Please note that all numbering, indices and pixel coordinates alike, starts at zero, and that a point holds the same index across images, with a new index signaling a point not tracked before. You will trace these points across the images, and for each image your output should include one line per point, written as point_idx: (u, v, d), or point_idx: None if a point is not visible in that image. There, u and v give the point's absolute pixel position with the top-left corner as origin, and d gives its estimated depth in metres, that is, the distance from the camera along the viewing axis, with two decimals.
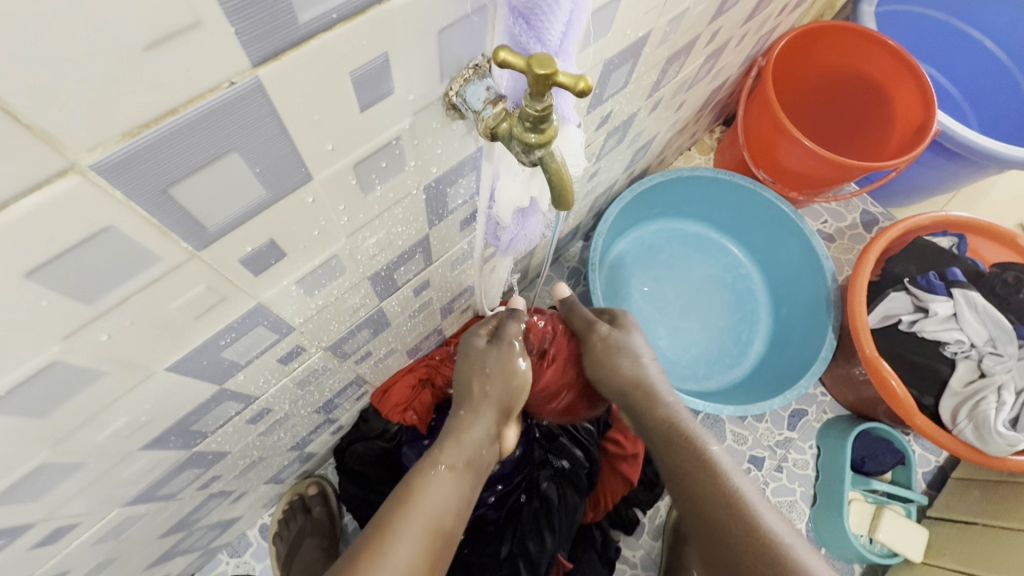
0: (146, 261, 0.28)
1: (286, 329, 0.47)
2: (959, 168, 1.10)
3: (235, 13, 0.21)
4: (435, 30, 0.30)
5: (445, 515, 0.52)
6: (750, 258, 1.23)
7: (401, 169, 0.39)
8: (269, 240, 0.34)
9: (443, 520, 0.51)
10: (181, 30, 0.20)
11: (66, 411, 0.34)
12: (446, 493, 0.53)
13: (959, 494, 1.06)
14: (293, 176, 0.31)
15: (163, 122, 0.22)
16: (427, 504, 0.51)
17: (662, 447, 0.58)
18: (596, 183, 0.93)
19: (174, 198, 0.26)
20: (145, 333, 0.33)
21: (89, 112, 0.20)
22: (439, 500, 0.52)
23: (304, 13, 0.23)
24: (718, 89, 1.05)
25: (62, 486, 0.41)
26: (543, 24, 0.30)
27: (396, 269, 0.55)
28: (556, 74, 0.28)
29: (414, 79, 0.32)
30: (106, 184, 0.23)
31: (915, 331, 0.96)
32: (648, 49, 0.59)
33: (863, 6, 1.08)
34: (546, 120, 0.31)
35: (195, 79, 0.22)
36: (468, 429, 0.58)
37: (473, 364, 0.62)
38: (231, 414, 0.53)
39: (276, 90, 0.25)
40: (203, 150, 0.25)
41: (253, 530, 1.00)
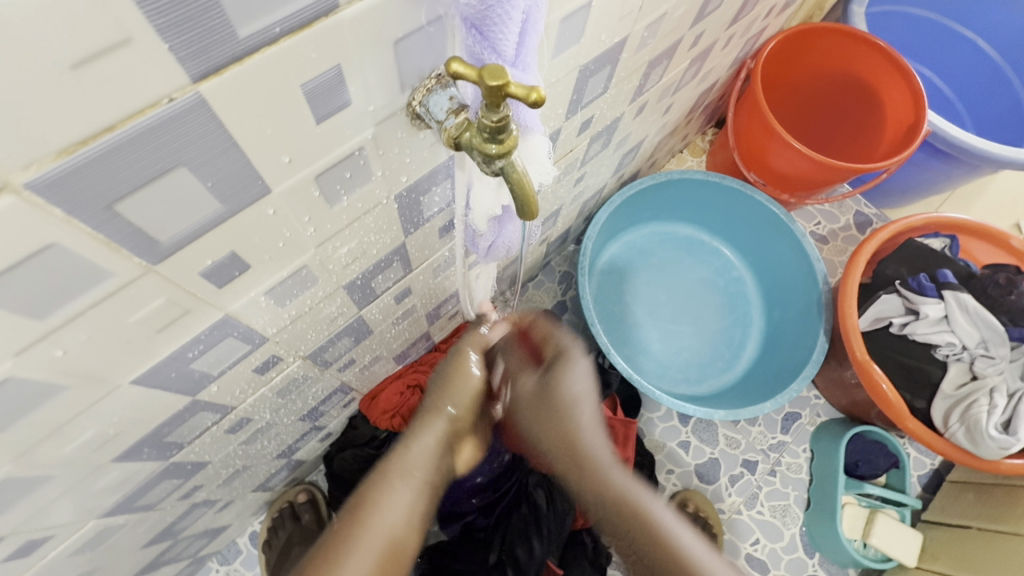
0: (97, 276, 0.28)
1: (259, 339, 0.47)
2: (951, 168, 1.09)
3: (166, 29, 0.21)
4: (391, 41, 0.30)
5: (400, 530, 0.46)
6: (743, 261, 1.23)
7: (369, 179, 0.39)
8: (230, 252, 0.34)
9: (397, 534, 0.46)
10: (109, 48, 0.20)
11: (26, 425, 0.34)
12: (398, 507, 0.47)
13: (953, 497, 1.05)
14: (250, 188, 0.31)
15: (100, 139, 0.22)
16: (381, 521, 0.46)
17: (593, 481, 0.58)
18: (583, 187, 0.93)
19: (120, 214, 0.26)
20: (104, 347, 0.33)
21: (19, 131, 0.20)
22: (390, 516, 0.46)
23: (243, 27, 0.23)
24: (707, 92, 1.05)
25: (31, 499, 0.41)
26: (496, 34, 0.29)
27: (373, 277, 0.54)
28: (509, 85, 0.28)
29: (372, 89, 0.32)
30: (44, 202, 0.23)
31: (907, 333, 0.96)
32: (626, 54, 0.59)
33: (852, 7, 1.08)
34: (505, 131, 0.31)
35: (130, 96, 0.22)
36: (415, 442, 0.48)
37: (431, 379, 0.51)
38: (208, 424, 0.53)
39: (222, 105, 0.25)
40: (148, 165, 0.25)
41: (243, 538, 1.00)
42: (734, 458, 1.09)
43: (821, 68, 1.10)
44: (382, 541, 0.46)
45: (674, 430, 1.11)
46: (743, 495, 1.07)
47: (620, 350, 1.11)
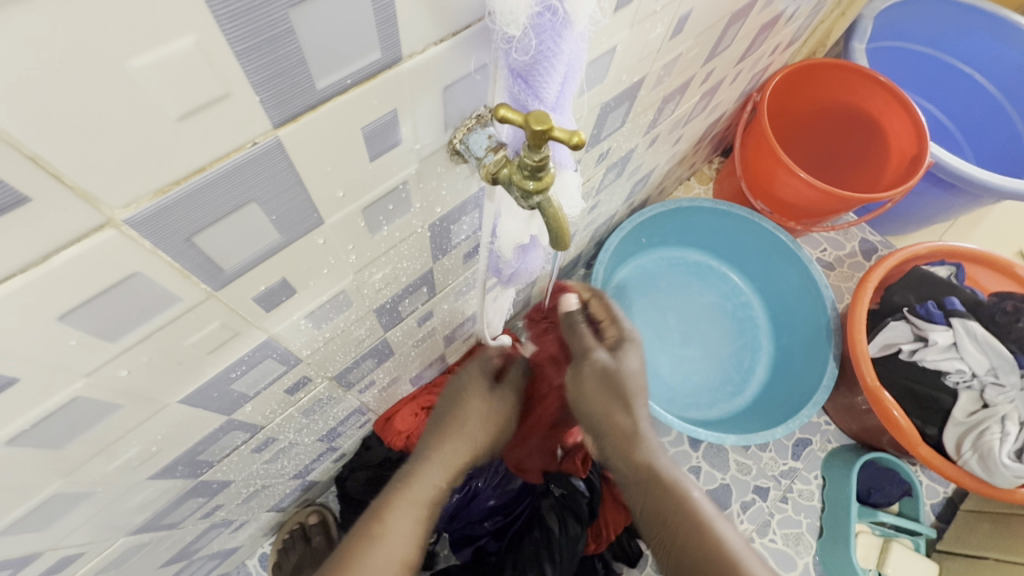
0: (167, 301, 0.30)
1: (294, 360, 0.49)
2: (954, 198, 1.11)
3: (261, 84, 0.23)
4: (441, 86, 0.32)
5: (410, 548, 0.47)
6: (751, 286, 1.25)
7: (408, 210, 0.42)
8: (281, 278, 0.36)
9: (408, 552, 0.47)
10: (211, 102, 0.22)
11: (81, 443, 0.35)
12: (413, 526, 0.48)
13: (969, 527, 1.04)
14: (306, 221, 0.33)
15: (191, 178, 0.24)
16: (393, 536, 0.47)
17: (619, 459, 0.55)
18: (596, 214, 0.96)
19: (197, 244, 0.28)
20: (160, 368, 0.35)
21: (125, 172, 0.22)
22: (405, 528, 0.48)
23: (321, 80, 0.25)
24: (715, 123, 1.09)
25: (72, 514, 0.42)
26: (540, 83, 0.32)
27: (401, 301, 0.56)
28: (552, 129, 0.30)
29: (420, 129, 0.34)
30: (136, 236, 0.25)
31: (916, 360, 0.97)
32: (643, 91, 0.62)
33: (854, 43, 1.12)
34: (544, 169, 0.33)
35: (223, 142, 0.24)
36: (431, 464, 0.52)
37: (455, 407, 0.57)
38: (237, 443, 0.54)
39: (294, 146, 0.27)
40: (225, 202, 0.27)
41: (253, 560, 1.00)
42: (746, 484, 1.08)
43: (824, 100, 1.13)
44: (396, 559, 0.46)
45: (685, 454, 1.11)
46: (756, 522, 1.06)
47: None
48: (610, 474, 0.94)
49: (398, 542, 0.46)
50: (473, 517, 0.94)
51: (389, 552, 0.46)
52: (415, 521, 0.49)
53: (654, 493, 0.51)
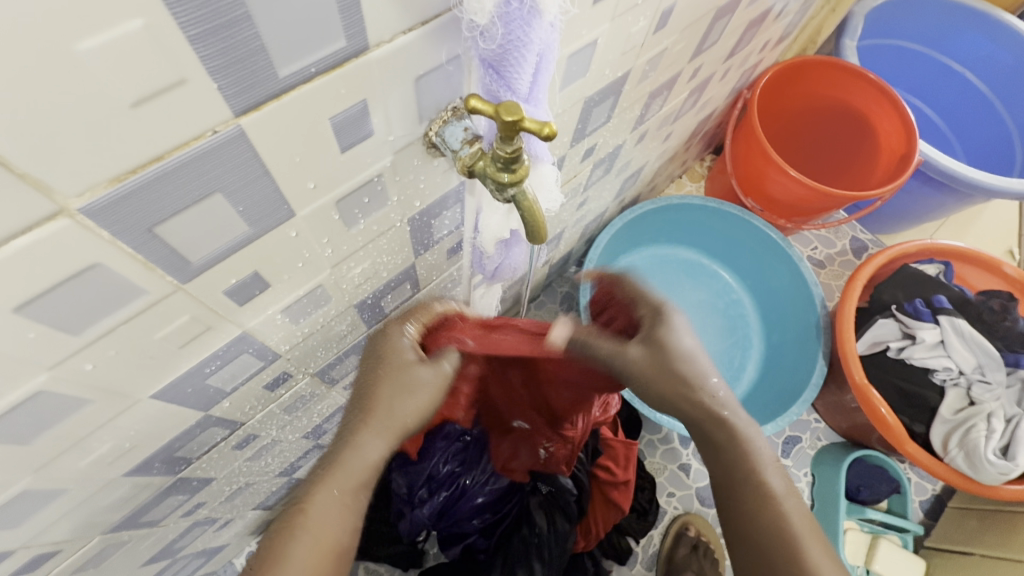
0: (131, 294, 0.29)
1: (272, 356, 0.48)
2: (944, 196, 1.12)
3: (218, 71, 0.23)
4: (413, 77, 0.32)
5: (341, 531, 0.41)
6: (742, 284, 1.25)
7: (385, 204, 0.41)
8: (253, 272, 0.36)
9: (337, 537, 0.41)
10: (166, 88, 0.22)
11: (50, 438, 0.35)
12: (338, 515, 0.41)
13: (956, 524, 1.05)
14: (276, 213, 0.33)
15: (149, 167, 0.24)
16: (317, 521, 0.40)
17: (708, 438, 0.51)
18: (585, 211, 0.96)
19: (159, 236, 0.27)
20: (129, 362, 0.34)
21: (77, 160, 0.22)
22: (331, 521, 0.41)
23: (283, 68, 0.25)
24: (705, 120, 1.08)
25: (45, 511, 0.42)
26: (512, 74, 0.32)
27: (383, 296, 0.56)
28: (523, 120, 0.30)
29: (392, 120, 0.34)
30: (93, 226, 0.24)
31: (904, 357, 0.97)
32: (629, 86, 0.62)
33: (845, 40, 1.12)
34: (518, 161, 0.33)
35: (181, 129, 0.24)
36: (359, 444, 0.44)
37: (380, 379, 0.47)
38: (216, 440, 0.54)
39: (258, 136, 0.27)
40: (187, 192, 0.26)
41: (240, 558, 0.99)
42: None
43: (814, 97, 1.13)
44: (319, 548, 0.40)
45: (674, 452, 1.10)
46: None
47: None
48: (599, 472, 0.95)
49: (326, 528, 0.40)
50: (463, 514, 0.91)
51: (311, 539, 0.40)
52: (346, 509, 0.42)
53: (730, 460, 0.50)
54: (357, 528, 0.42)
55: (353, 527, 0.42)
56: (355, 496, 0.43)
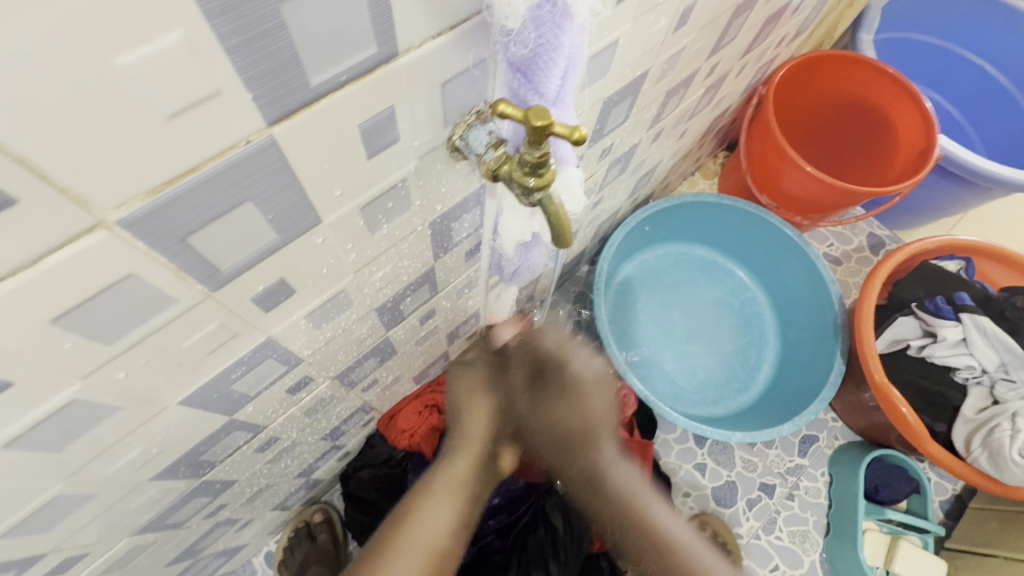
0: (163, 303, 0.29)
1: (295, 360, 0.48)
2: (964, 191, 1.10)
3: (252, 81, 0.23)
4: (439, 82, 0.32)
5: (438, 536, 0.52)
6: (757, 282, 1.23)
7: (407, 208, 0.41)
8: (279, 278, 0.36)
9: (435, 542, 0.52)
10: (202, 100, 0.22)
11: (82, 445, 0.35)
12: (442, 519, 0.53)
13: (977, 525, 1.03)
14: (304, 220, 0.33)
15: (184, 178, 0.24)
16: (420, 534, 0.52)
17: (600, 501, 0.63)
18: (600, 210, 0.95)
19: (191, 245, 0.27)
20: (158, 370, 0.34)
21: (114, 173, 0.22)
22: (433, 525, 0.52)
23: (315, 76, 0.25)
24: (720, 117, 1.07)
25: (76, 515, 0.42)
26: (540, 77, 0.31)
27: (402, 299, 0.56)
28: (552, 125, 0.29)
29: (418, 126, 0.34)
30: (129, 237, 0.24)
31: (924, 356, 0.96)
32: (646, 85, 0.61)
33: (861, 34, 1.10)
34: (544, 166, 0.33)
35: (214, 139, 0.24)
36: (456, 456, 0.55)
37: (466, 388, 0.57)
38: (239, 443, 0.54)
39: (289, 145, 0.27)
40: (220, 201, 0.26)
41: (258, 557, 1.00)
42: (752, 482, 1.08)
43: (831, 92, 1.12)
44: (422, 549, 0.51)
45: (690, 451, 1.10)
46: (762, 520, 1.05)
47: (636, 371, 1.11)
48: None
49: (429, 532, 0.52)
50: (478, 514, 0.93)
51: (417, 544, 0.51)
52: (452, 507, 0.53)
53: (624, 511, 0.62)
54: (454, 533, 0.53)
55: (448, 531, 0.53)
56: (458, 504, 0.54)
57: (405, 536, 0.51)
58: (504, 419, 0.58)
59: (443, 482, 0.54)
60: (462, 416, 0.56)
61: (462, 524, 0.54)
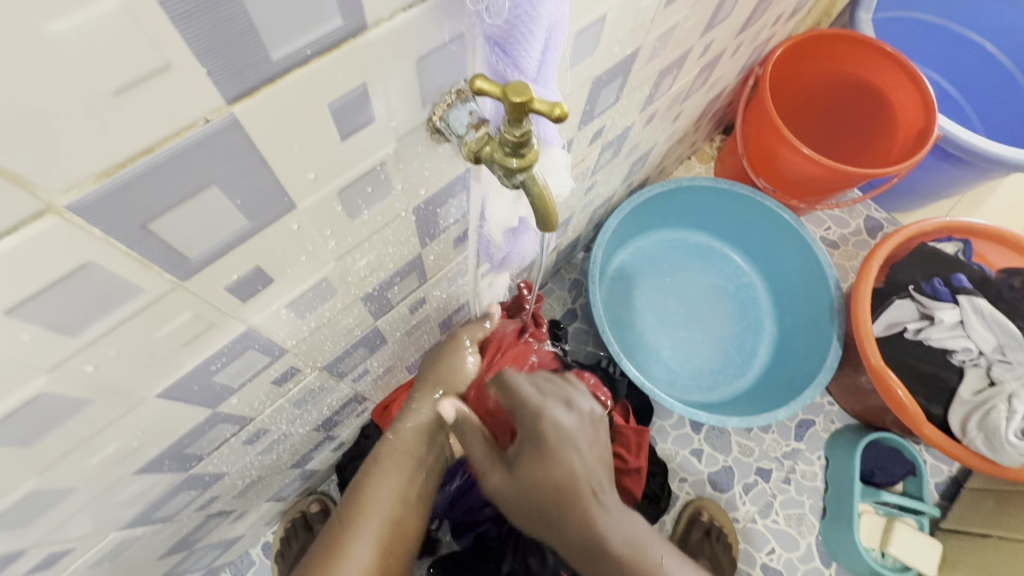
0: (130, 292, 0.28)
1: (279, 351, 0.47)
2: (964, 173, 1.08)
3: (206, 54, 0.21)
4: (414, 58, 0.30)
5: (394, 502, 0.52)
6: (753, 267, 1.22)
7: (388, 192, 0.40)
8: (255, 266, 0.35)
9: (393, 508, 0.51)
10: (150, 74, 0.20)
11: (56, 439, 0.35)
12: (397, 486, 0.53)
13: (973, 506, 1.04)
14: (276, 205, 0.31)
15: (139, 160, 0.23)
16: (377, 498, 0.51)
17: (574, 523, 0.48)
18: (593, 195, 0.93)
19: (154, 232, 0.26)
20: (131, 362, 0.33)
21: (61, 153, 0.20)
22: (390, 493, 0.52)
23: (276, 50, 0.23)
24: (715, 99, 1.05)
25: (57, 511, 0.42)
26: (518, 52, 0.30)
27: (389, 287, 0.55)
28: (533, 101, 0.28)
29: (395, 106, 0.32)
30: (84, 223, 0.23)
31: (922, 338, 0.95)
32: (638, 65, 0.60)
33: (860, 12, 1.08)
34: (526, 145, 0.31)
35: (169, 117, 0.22)
36: (414, 420, 0.57)
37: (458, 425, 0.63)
38: (226, 436, 0.53)
39: (253, 124, 0.26)
40: (183, 184, 0.25)
41: (256, 548, 1.00)
42: (748, 467, 1.08)
43: (829, 73, 1.09)
44: (383, 519, 0.51)
45: (686, 437, 1.10)
46: (758, 504, 1.06)
47: (632, 357, 1.10)
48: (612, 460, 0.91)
49: (387, 503, 0.52)
50: (473, 503, 0.90)
51: (374, 509, 0.51)
52: (402, 474, 0.54)
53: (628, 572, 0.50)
54: (410, 501, 0.53)
55: (404, 498, 0.53)
56: (411, 468, 0.54)
57: (359, 505, 0.51)
58: (453, 382, 0.61)
59: (394, 450, 0.55)
60: (422, 382, 0.61)
61: (419, 495, 0.55)
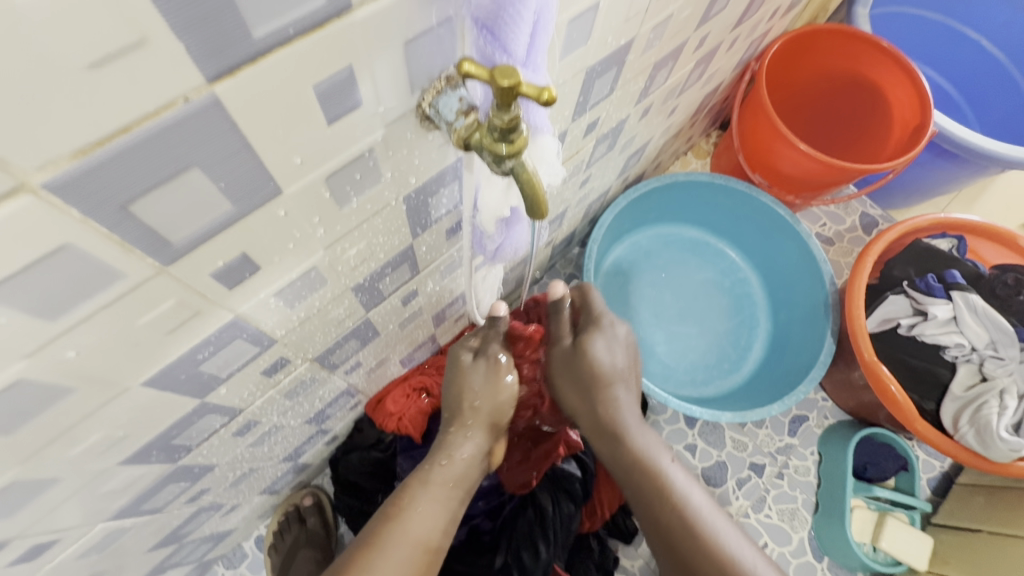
0: (110, 277, 0.28)
1: (268, 341, 0.47)
2: (959, 169, 1.08)
3: (182, 30, 0.21)
4: (402, 41, 0.30)
5: (430, 531, 0.54)
6: (748, 262, 1.22)
7: (378, 180, 0.39)
8: (240, 253, 0.34)
9: (429, 536, 0.54)
10: (124, 49, 0.20)
11: (39, 427, 0.34)
12: (434, 512, 0.56)
13: (964, 501, 1.04)
14: (261, 190, 0.31)
15: (116, 139, 0.22)
16: (413, 528, 0.53)
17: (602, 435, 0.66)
18: (589, 189, 0.93)
19: (133, 214, 0.26)
20: (114, 349, 0.33)
21: (34, 130, 0.20)
22: (426, 521, 0.54)
23: (257, 28, 0.23)
24: (712, 94, 1.05)
25: (40, 501, 0.41)
26: (507, 36, 0.29)
27: (381, 278, 0.54)
28: (520, 84, 0.28)
29: (383, 90, 0.32)
30: (59, 203, 0.23)
31: (915, 334, 0.95)
32: (633, 56, 0.59)
33: (857, 7, 1.08)
34: (515, 131, 0.31)
35: (145, 97, 0.22)
36: (457, 448, 0.61)
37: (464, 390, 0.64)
38: (215, 427, 0.53)
39: (234, 105, 0.25)
40: (161, 166, 0.25)
41: (248, 542, 1.00)
42: (742, 461, 1.08)
43: (826, 68, 1.09)
44: (417, 544, 0.53)
45: (680, 433, 1.10)
46: (751, 499, 1.06)
47: None
48: None
49: (422, 528, 0.54)
50: (467, 496, 0.91)
51: (410, 539, 0.53)
52: (435, 501, 0.56)
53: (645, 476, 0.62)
54: (446, 529, 0.56)
55: (442, 527, 0.56)
56: (447, 496, 0.57)
57: (389, 534, 0.53)
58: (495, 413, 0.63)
59: (440, 476, 0.58)
60: (461, 406, 0.63)
61: (450, 520, 0.57)
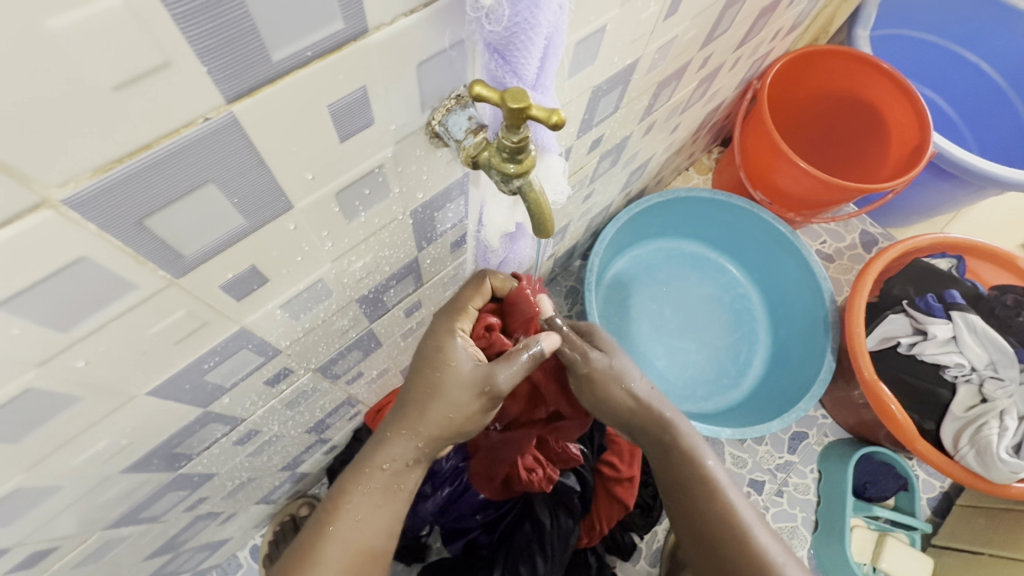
0: (122, 289, 0.28)
1: (272, 351, 0.47)
2: (956, 189, 1.09)
3: (206, 53, 0.22)
4: (414, 63, 0.31)
5: (372, 535, 0.49)
6: (749, 278, 1.23)
7: (386, 196, 0.40)
8: (250, 265, 0.35)
9: (369, 540, 0.49)
10: (150, 71, 0.21)
11: (43, 436, 0.34)
12: (375, 512, 0.50)
13: (964, 522, 1.03)
14: (273, 204, 0.32)
15: (137, 156, 0.23)
16: (346, 531, 0.48)
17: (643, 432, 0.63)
18: (591, 204, 0.94)
19: (149, 228, 0.26)
20: (123, 358, 0.33)
21: (59, 147, 0.20)
22: (360, 519, 0.49)
23: (276, 51, 0.24)
24: (714, 111, 1.06)
25: (40, 509, 0.41)
26: (518, 59, 0.30)
27: (385, 290, 0.55)
28: (530, 108, 0.28)
29: (395, 109, 0.32)
30: (78, 218, 0.23)
31: (915, 353, 0.95)
32: (637, 75, 0.60)
33: (856, 30, 1.10)
34: (524, 151, 0.32)
35: (168, 115, 0.22)
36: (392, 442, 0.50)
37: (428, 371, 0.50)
38: (217, 436, 0.53)
39: (252, 124, 0.26)
40: (179, 182, 0.25)
41: (244, 551, 0.99)
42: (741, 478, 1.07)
43: (826, 88, 1.11)
44: (352, 547, 0.48)
45: None
46: None
47: None
48: (603, 467, 0.93)
49: (360, 530, 0.49)
50: (464, 510, 0.91)
51: (342, 541, 0.48)
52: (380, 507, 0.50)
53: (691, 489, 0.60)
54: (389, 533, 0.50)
55: (386, 531, 0.50)
56: (395, 504, 0.51)
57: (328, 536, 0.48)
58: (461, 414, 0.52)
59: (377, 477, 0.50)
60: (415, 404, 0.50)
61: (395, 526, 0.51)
